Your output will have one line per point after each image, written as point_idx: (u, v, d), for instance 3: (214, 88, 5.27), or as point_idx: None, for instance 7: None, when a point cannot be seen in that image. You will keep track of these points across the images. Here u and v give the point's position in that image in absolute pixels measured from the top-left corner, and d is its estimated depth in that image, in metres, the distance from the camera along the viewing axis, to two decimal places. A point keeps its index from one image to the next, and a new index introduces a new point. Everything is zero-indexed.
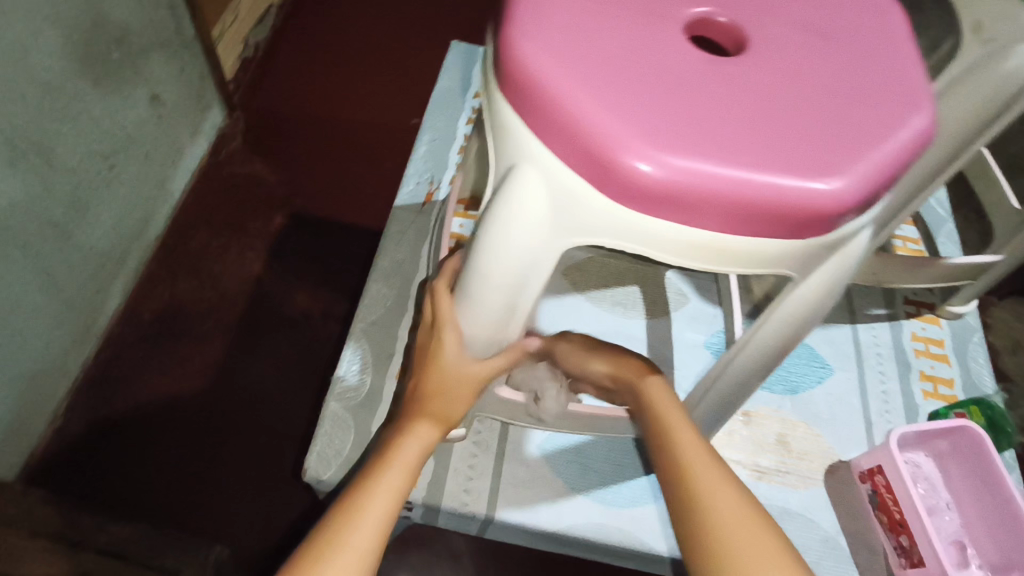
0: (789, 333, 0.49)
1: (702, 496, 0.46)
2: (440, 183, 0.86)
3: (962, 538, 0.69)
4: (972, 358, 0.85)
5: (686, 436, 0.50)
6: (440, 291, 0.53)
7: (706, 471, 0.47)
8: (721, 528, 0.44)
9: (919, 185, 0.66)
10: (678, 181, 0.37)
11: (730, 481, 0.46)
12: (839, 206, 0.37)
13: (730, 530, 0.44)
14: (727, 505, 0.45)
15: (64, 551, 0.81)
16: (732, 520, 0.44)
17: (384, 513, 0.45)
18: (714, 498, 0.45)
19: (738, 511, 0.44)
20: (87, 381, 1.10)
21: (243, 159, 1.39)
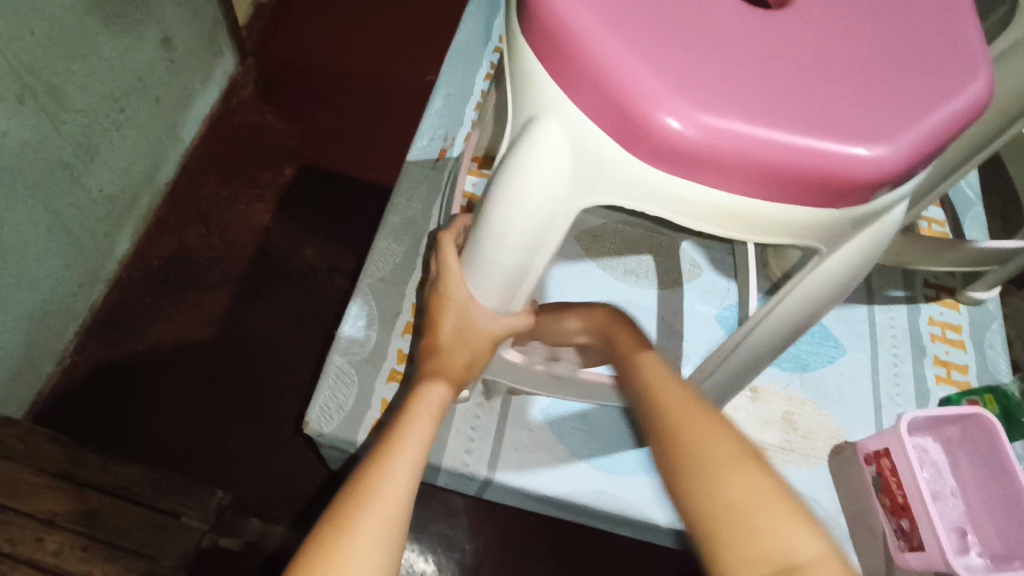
0: (807, 313, 0.47)
1: (683, 421, 0.43)
2: (454, 140, 0.83)
3: (964, 525, 0.68)
4: (989, 346, 0.83)
5: (665, 377, 0.47)
6: (446, 247, 0.52)
7: (683, 404, 0.44)
8: (700, 449, 0.41)
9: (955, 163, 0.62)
10: (711, 141, 0.34)
11: (712, 413, 0.43)
12: (880, 176, 0.35)
13: (713, 455, 0.40)
14: (709, 431, 0.42)
15: (69, 488, 0.84)
16: (715, 443, 0.41)
17: (414, 471, 0.44)
18: (696, 426, 0.42)
19: (721, 437, 0.42)
20: (96, 325, 1.11)
21: (255, 108, 1.37)
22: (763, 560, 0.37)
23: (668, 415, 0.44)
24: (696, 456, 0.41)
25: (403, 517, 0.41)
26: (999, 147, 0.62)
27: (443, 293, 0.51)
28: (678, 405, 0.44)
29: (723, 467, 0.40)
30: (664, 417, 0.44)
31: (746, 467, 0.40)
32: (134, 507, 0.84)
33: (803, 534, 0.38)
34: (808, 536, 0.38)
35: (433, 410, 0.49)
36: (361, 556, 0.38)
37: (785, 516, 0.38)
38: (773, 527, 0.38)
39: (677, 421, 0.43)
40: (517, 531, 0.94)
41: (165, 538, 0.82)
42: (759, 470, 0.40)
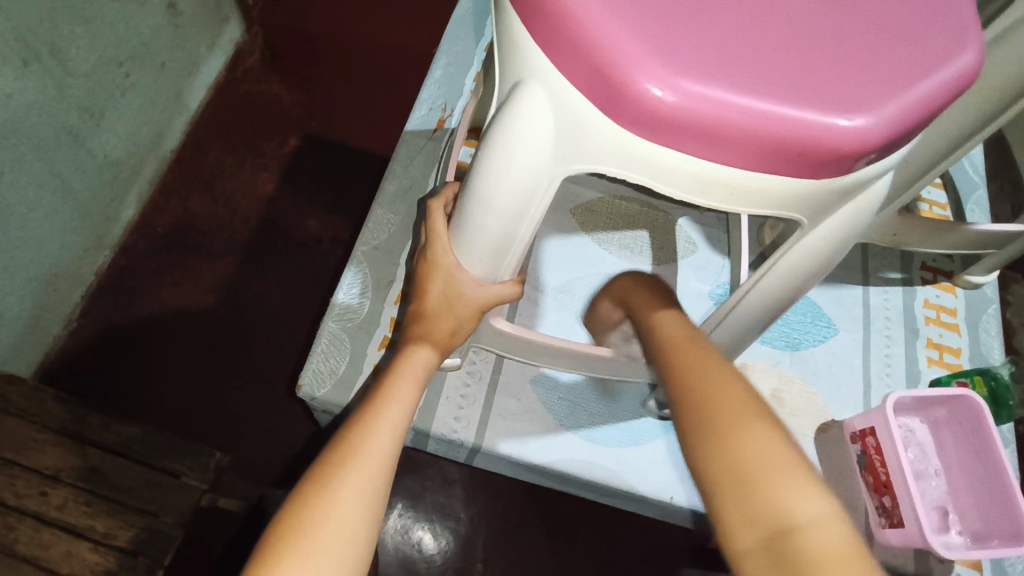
0: (790, 287, 0.47)
1: (705, 384, 0.40)
2: (454, 110, 0.83)
3: (946, 504, 0.69)
4: (984, 330, 0.83)
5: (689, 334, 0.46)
6: (435, 215, 0.53)
7: (701, 361, 0.43)
8: (721, 404, 0.39)
9: (952, 145, 0.61)
10: (692, 108, 0.34)
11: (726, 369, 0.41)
12: (861, 146, 0.35)
13: (727, 410, 0.38)
14: (723, 390, 0.40)
15: (74, 446, 0.86)
16: (729, 400, 0.39)
17: (399, 433, 0.45)
18: (714, 380, 0.41)
19: (734, 395, 0.39)
20: (101, 289, 1.13)
21: (260, 77, 1.36)
22: (771, 515, 0.34)
23: (688, 368, 0.42)
24: (707, 411, 0.39)
25: (386, 478, 0.43)
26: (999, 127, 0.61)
27: (432, 259, 0.52)
28: (694, 363, 0.42)
29: (739, 423, 0.38)
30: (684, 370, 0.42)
31: (761, 422, 0.38)
32: (135, 464, 0.87)
33: (819, 496, 0.35)
34: (826, 500, 0.35)
35: (418, 375, 0.50)
36: (344, 510, 0.39)
37: (803, 478, 0.35)
38: (786, 485, 0.35)
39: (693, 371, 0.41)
40: (510, 502, 0.96)
41: (162, 496, 0.85)
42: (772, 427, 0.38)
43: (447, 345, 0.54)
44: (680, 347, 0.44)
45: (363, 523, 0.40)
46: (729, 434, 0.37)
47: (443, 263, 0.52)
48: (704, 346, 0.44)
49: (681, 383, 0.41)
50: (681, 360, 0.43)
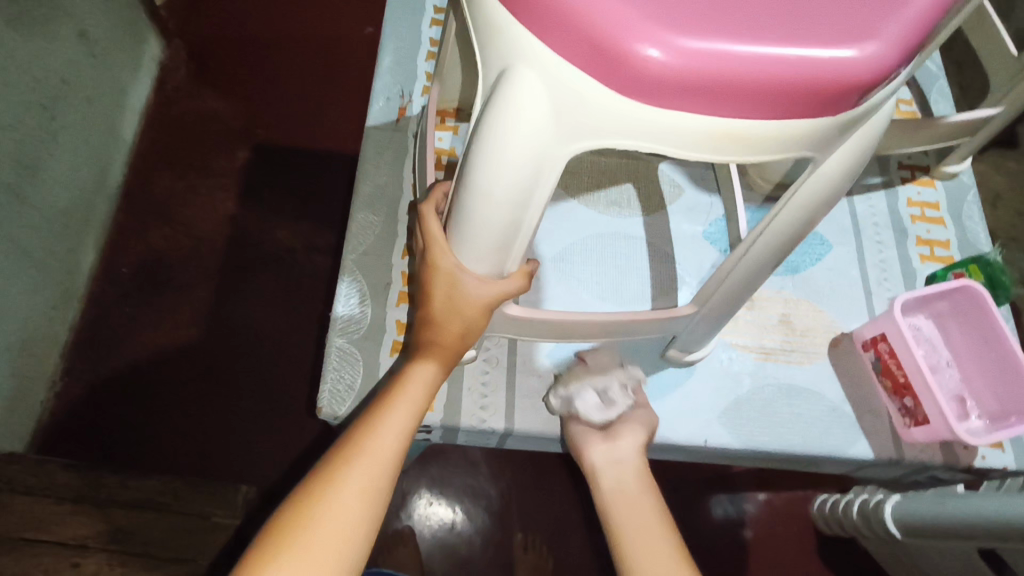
0: (802, 222, 0.47)
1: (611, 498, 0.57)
2: (413, 96, 0.80)
3: (962, 392, 0.72)
4: (967, 217, 0.85)
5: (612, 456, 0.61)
6: (427, 218, 0.51)
7: (649, 539, 0.52)
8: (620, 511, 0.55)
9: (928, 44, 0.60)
10: (693, 65, 0.33)
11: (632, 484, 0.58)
12: (869, 74, 0.34)
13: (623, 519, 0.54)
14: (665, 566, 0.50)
15: (95, 511, 0.85)
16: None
17: (399, 438, 0.49)
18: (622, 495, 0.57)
19: (663, 559, 0.50)
20: (79, 344, 1.08)
21: (193, 93, 1.30)
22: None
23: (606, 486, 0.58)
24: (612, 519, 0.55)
25: (384, 478, 0.47)
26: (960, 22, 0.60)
27: (432, 264, 0.51)
28: (640, 544, 0.51)
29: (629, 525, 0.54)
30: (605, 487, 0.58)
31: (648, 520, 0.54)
32: (161, 515, 0.87)
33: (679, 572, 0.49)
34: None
35: (420, 386, 0.52)
36: (340, 503, 0.45)
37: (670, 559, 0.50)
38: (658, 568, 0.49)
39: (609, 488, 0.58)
40: (541, 472, 0.97)
41: (194, 540, 0.86)
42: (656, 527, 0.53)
43: (454, 352, 0.54)
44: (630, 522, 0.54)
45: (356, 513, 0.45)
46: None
47: (443, 266, 0.50)
48: (655, 517, 0.54)
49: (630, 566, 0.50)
50: (632, 538, 0.52)
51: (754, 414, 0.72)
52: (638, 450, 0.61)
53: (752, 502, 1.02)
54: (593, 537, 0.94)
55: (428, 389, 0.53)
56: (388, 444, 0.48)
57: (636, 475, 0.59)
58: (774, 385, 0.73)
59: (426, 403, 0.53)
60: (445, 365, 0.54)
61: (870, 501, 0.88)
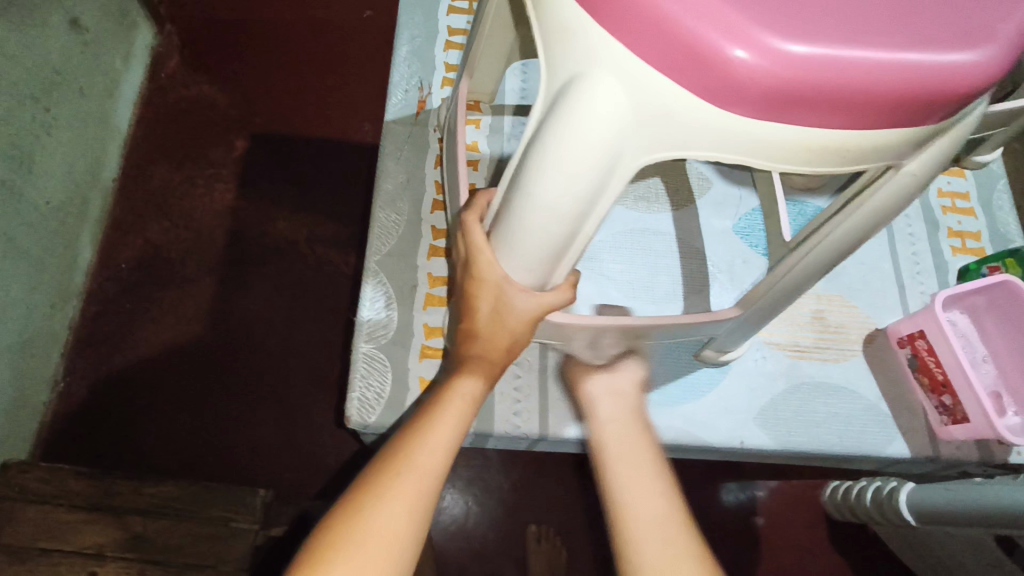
0: (867, 230, 0.45)
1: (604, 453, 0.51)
2: (432, 87, 0.77)
3: (998, 387, 0.71)
4: (998, 208, 0.83)
5: (609, 407, 0.58)
6: (473, 230, 0.50)
7: (638, 482, 0.47)
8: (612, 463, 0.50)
9: None
10: (787, 68, 0.31)
11: (634, 438, 0.53)
12: (973, 81, 0.32)
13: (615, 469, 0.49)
14: (649, 509, 0.45)
15: (111, 518, 0.84)
16: (651, 519, 0.44)
17: (448, 448, 0.47)
18: (618, 445, 0.52)
19: (662, 518, 0.44)
20: (81, 342, 1.05)
21: (187, 80, 1.25)
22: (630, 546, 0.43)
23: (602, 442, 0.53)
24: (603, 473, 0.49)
25: (430, 493, 0.45)
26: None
27: (479, 279, 0.50)
28: (627, 480, 0.47)
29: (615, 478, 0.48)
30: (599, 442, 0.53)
31: (649, 473, 0.48)
32: (181, 522, 0.85)
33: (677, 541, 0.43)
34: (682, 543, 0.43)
35: (471, 402, 0.51)
36: (388, 514, 0.42)
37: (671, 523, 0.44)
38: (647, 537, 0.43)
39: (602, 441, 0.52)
40: (560, 465, 0.97)
41: (217, 547, 0.84)
42: (656, 476, 0.48)
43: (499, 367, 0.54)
44: (618, 456, 0.50)
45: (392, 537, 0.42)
46: (644, 546, 0.43)
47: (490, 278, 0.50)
48: (647, 462, 0.50)
49: (616, 505, 0.46)
50: (619, 467, 0.49)
51: (788, 413, 0.71)
52: (633, 383, 0.62)
53: (763, 488, 1.01)
54: (611, 527, 0.94)
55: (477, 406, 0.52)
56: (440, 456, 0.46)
57: (632, 417, 0.56)
58: (809, 383, 0.72)
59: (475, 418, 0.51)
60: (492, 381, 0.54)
61: (883, 489, 0.85)
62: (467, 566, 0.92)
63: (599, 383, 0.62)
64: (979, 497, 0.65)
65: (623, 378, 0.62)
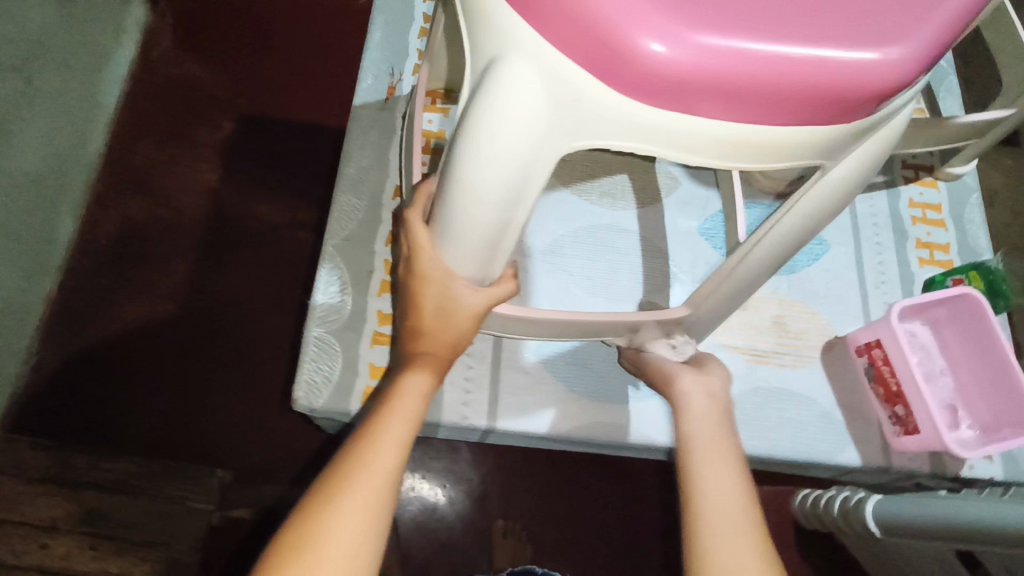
0: (808, 226, 0.44)
1: (688, 455, 0.51)
2: (403, 74, 0.77)
3: (954, 401, 0.70)
4: (969, 221, 0.83)
5: (699, 405, 0.56)
6: (415, 224, 0.50)
7: (720, 494, 0.48)
8: (699, 466, 0.50)
9: None
10: (704, 63, 0.31)
11: (723, 442, 0.52)
12: (893, 78, 0.32)
13: (699, 474, 0.49)
14: (726, 528, 0.45)
15: (65, 491, 0.87)
16: (727, 537, 0.45)
17: (400, 445, 0.47)
18: (707, 448, 0.51)
19: (739, 536, 0.45)
20: (57, 317, 1.03)
21: (176, 60, 1.24)
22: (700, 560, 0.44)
23: (688, 442, 0.52)
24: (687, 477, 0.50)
25: (386, 496, 0.44)
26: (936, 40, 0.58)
27: (421, 273, 0.51)
28: (710, 492, 0.48)
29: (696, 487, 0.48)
30: (684, 441, 0.53)
31: (733, 485, 0.48)
32: (137, 497, 0.88)
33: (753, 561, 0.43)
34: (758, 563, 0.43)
35: (419, 399, 0.51)
36: (347, 522, 0.42)
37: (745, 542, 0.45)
38: (721, 555, 0.44)
39: (691, 440, 0.52)
40: (525, 458, 0.97)
41: (170, 524, 0.88)
42: (741, 491, 0.48)
43: (445, 361, 0.54)
44: (702, 462, 0.50)
45: (362, 548, 0.42)
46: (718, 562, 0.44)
47: (431, 273, 0.50)
48: (734, 472, 0.49)
49: (695, 515, 0.47)
50: (703, 475, 0.49)
51: (742, 417, 0.70)
52: (725, 390, 0.58)
53: None
54: (573, 524, 0.94)
55: (429, 397, 0.51)
56: (394, 457, 0.46)
57: (720, 416, 0.55)
58: (766, 388, 0.72)
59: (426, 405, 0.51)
60: (439, 375, 0.53)
61: (850, 499, 0.83)
62: (427, 556, 0.92)
63: (687, 378, 0.58)
64: (958, 512, 0.63)
65: (712, 380, 0.59)
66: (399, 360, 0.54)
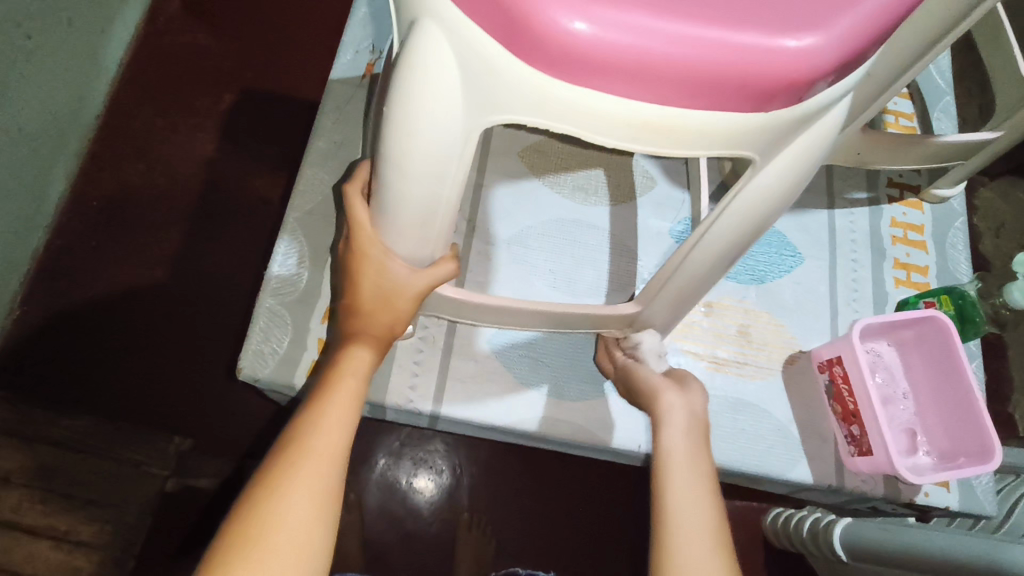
0: (749, 228, 0.43)
1: (663, 464, 0.50)
2: (383, 53, 0.76)
3: (914, 425, 0.69)
4: (951, 244, 0.81)
5: (679, 414, 0.54)
6: (354, 203, 0.50)
7: (692, 505, 0.47)
8: (673, 475, 0.49)
9: (953, 22, 0.49)
10: (623, 44, 0.30)
11: (698, 453, 0.51)
12: (808, 70, 0.31)
13: (675, 482, 0.48)
14: (694, 539, 0.45)
15: (21, 445, 0.87)
16: (695, 548, 0.44)
17: (344, 428, 0.47)
18: (683, 457, 0.50)
19: (707, 547, 0.44)
20: (40, 274, 1.00)
21: (182, 26, 1.19)
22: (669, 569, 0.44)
23: (664, 451, 0.51)
24: (660, 484, 0.48)
25: (333, 478, 0.44)
26: (944, 51, 0.54)
27: (360, 251, 0.50)
28: (682, 503, 0.47)
29: (667, 494, 0.47)
30: (660, 449, 0.51)
31: (707, 498, 0.47)
32: (89, 458, 0.88)
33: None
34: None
35: (357, 375, 0.50)
36: (294, 509, 0.41)
37: (714, 555, 0.44)
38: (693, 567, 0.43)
39: (667, 449, 0.51)
40: (493, 452, 0.95)
41: (123, 487, 0.88)
42: (713, 503, 0.47)
43: (385, 338, 0.54)
44: (680, 472, 0.49)
45: (316, 521, 0.42)
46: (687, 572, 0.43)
47: (371, 252, 0.50)
48: (707, 485, 0.48)
49: (662, 525, 0.46)
50: (678, 498, 0.47)
51: None
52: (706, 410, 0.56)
53: None
54: (537, 523, 0.93)
55: (368, 373, 0.51)
56: (335, 438, 0.46)
57: (701, 437, 0.52)
58: (720, 397, 0.71)
59: (365, 385, 0.51)
60: (379, 351, 0.53)
61: (822, 520, 0.82)
62: (388, 542, 0.91)
63: (669, 391, 0.56)
64: (918, 539, 0.63)
65: (693, 392, 0.57)
66: (339, 337, 0.54)
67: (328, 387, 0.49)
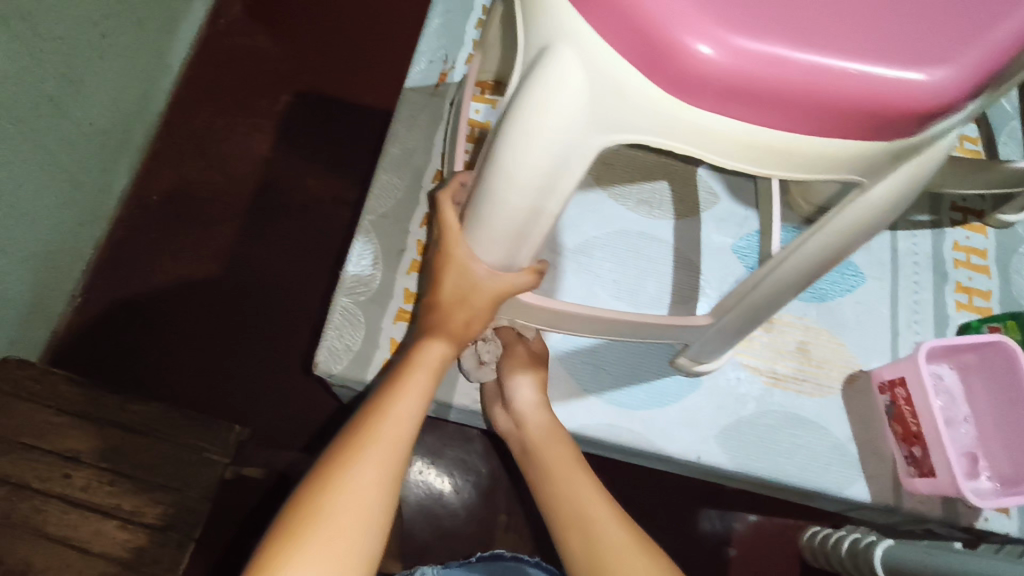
0: (840, 248, 0.44)
1: (535, 464, 0.60)
2: (456, 63, 0.78)
3: (974, 450, 0.69)
4: (1015, 270, 0.80)
5: (532, 416, 0.63)
6: (444, 209, 0.52)
7: (564, 482, 0.57)
8: (545, 464, 0.59)
9: None
10: (751, 71, 0.32)
11: (561, 441, 0.61)
12: (923, 103, 0.33)
13: (546, 473, 0.58)
14: (576, 503, 0.55)
15: (92, 424, 0.87)
16: (574, 512, 0.54)
17: (412, 419, 0.49)
18: (547, 451, 0.60)
19: (590, 508, 0.54)
20: (102, 263, 1.05)
21: (246, 29, 1.23)
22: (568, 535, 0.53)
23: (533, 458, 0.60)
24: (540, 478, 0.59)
25: (395, 463, 0.46)
26: None
27: (446, 252, 0.52)
28: (557, 485, 0.57)
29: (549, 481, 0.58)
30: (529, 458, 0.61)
31: (573, 471, 0.57)
32: (150, 440, 0.88)
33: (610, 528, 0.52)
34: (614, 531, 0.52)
35: (428, 372, 0.53)
36: (358, 490, 0.44)
37: (597, 515, 0.53)
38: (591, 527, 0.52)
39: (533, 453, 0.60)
40: None
41: (185, 472, 0.87)
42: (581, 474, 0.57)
43: (461, 338, 0.55)
44: (549, 467, 0.58)
45: (373, 502, 0.44)
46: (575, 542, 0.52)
47: (456, 254, 0.51)
48: (573, 465, 0.58)
49: (551, 512, 0.55)
50: (552, 490, 0.57)
51: (753, 439, 0.70)
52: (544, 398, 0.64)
53: (742, 520, 0.95)
54: None
55: (439, 371, 0.53)
56: (399, 425, 0.48)
57: (552, 429, 0.61)
58: (779, 412, 0.71)
59: (434, 383, 0.53)
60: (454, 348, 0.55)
61: (862, 541, 0.82)
62: (429, 540, 0.93)
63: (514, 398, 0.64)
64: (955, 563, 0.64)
65: (528, 386, 0.65)
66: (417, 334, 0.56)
67: (402, 380, 0.51)
